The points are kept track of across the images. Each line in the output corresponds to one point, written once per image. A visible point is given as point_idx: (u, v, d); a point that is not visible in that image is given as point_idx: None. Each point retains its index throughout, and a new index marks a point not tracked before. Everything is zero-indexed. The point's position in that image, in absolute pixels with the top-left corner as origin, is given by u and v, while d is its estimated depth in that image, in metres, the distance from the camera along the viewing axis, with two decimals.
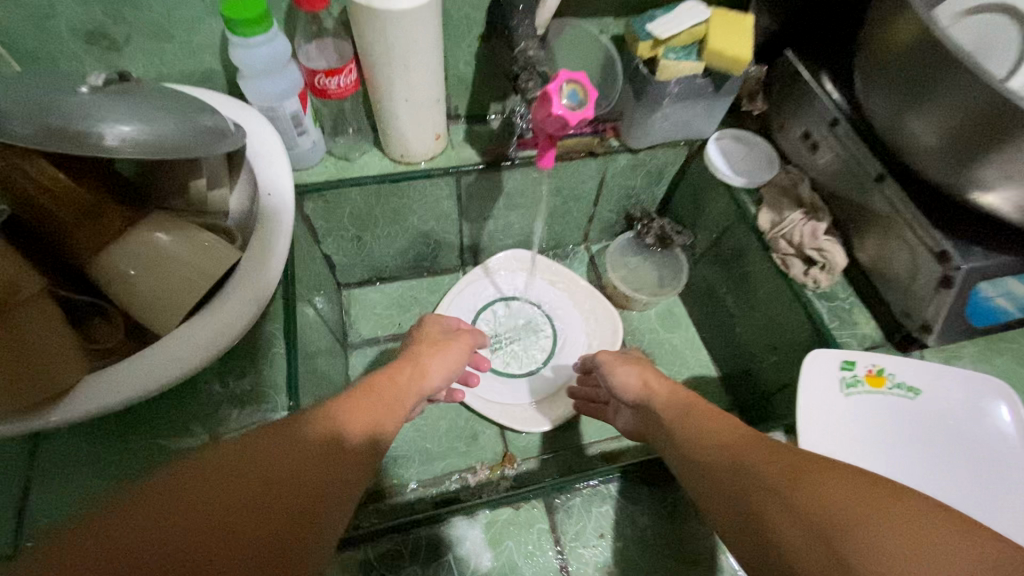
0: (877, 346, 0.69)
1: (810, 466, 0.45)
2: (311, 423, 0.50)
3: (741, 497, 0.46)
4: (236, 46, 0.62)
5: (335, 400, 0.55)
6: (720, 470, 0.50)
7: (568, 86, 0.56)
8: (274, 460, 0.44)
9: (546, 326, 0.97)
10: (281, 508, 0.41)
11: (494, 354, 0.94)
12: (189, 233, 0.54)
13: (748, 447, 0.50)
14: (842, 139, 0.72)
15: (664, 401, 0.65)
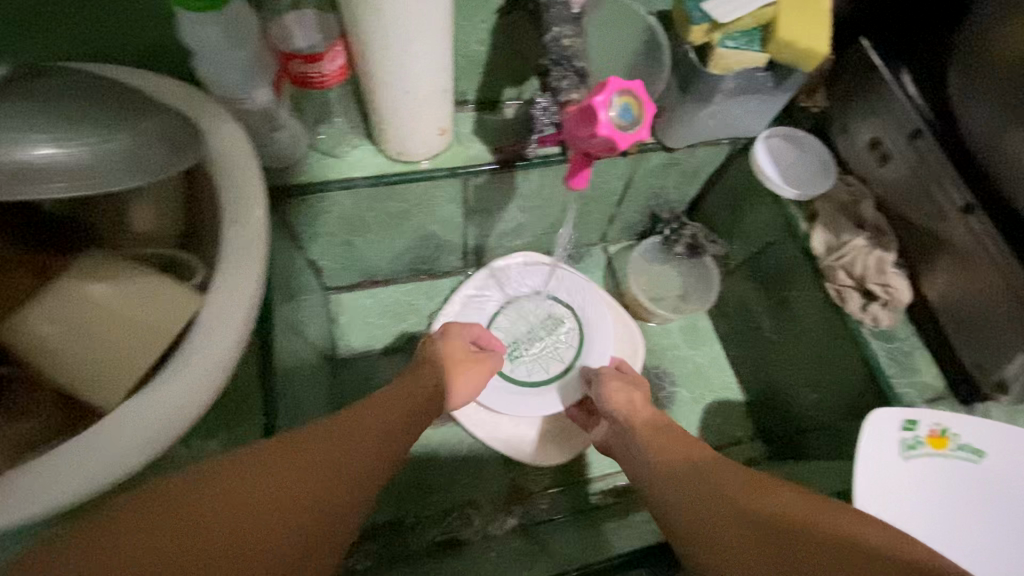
0: (939, 399, 0.61)
1: (765, 479, 0.46)
2: (328, 444, 0.43)
3: (690, 493, 0.48)
4: (187, 23, 0.48)
5: (350, 417, 0.49)
6: (687, 473, 0.50)
7: (619, 98, 0.44)
8: (285, 487, 0.38)
9: (569, 321, 0.86)
10: (283, 561, 0.35)
11: (517, 362, 0.82)
12: (134, 283, 0.45)
13: (723, 463, 0.50)
14: (922, 154, 0.60)
15: (646, 431, 0.60)
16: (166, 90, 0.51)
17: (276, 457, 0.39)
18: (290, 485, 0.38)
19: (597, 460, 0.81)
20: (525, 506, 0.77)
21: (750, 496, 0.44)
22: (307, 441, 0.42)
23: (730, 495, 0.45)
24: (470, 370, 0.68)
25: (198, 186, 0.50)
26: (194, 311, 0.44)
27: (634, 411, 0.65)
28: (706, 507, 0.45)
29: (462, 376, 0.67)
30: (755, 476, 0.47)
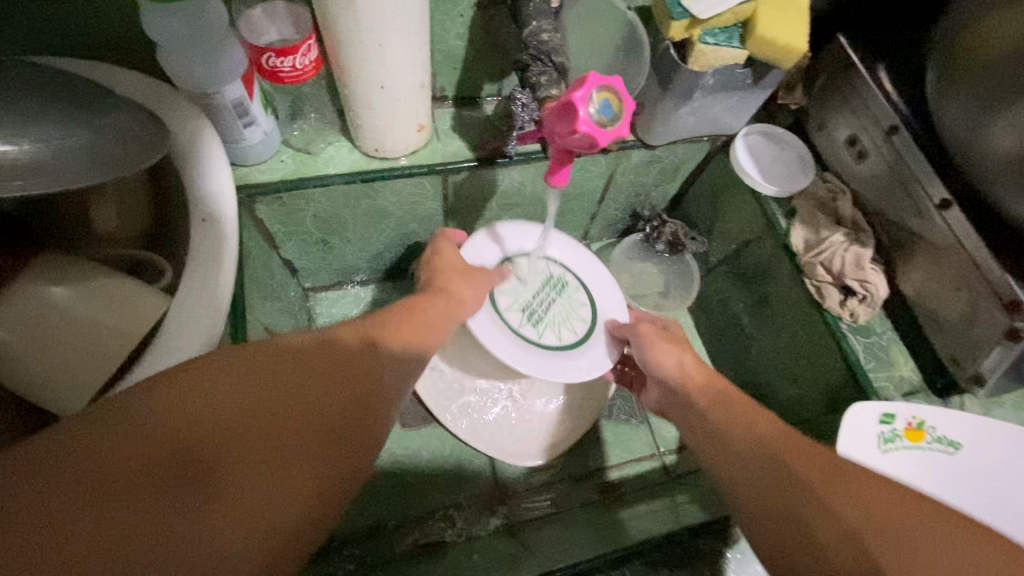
0: (915, 392, 0.62)
1: (845, 464, 0.41)
2: (346, 331, 0.42)
3: (725, 461, 0.46)
4: (151, 15, 0.46)
5: (376, 314, 0.47)
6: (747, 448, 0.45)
7: (599, 95, 0.43)
8: (290, 389, 0.35)
9: (574, 280, 0.71)
10: (289, 464, 0.33)
11: (542, 331, 0.64)
12: (93, 287, 0.43)
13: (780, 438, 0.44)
14: (898, 150, 0.61)
15: (700, 396, 0.53)
16: (127, 84, 0.49)
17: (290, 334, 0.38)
18: (302, 358, 0.37)
19: (581, 458, 0.81)
20: (508, 505, 0.76)
21: (823, 489, 0.39)
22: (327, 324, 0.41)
23: (797, 487, 0.40)
24: (462, 275, 0.59)
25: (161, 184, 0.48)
26: (159, 312, 0.43)
27: (690, 370, 0.57)
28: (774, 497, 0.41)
29: (459, 283, 0.57)
30: (831, 463, 0.41)
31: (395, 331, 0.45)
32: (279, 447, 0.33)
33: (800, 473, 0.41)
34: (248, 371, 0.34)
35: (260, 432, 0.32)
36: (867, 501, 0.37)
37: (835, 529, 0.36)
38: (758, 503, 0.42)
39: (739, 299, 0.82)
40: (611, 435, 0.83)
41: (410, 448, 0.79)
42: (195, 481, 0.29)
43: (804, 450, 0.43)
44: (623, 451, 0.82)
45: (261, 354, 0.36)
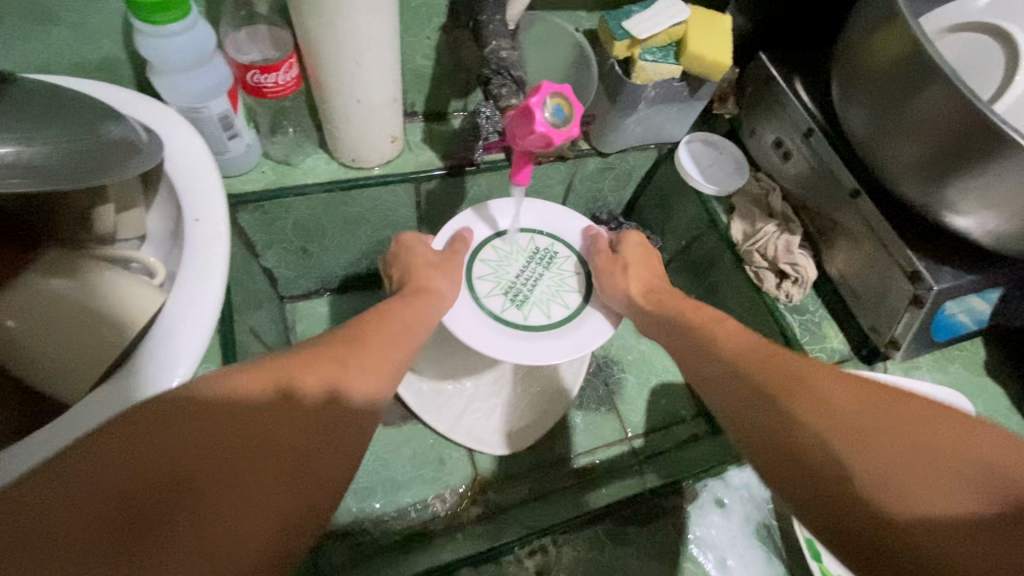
0: (844, 360, 0.70)
1: (854, 399, 0.37)
2: (314, 364, 0.42)
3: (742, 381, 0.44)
4: (142, 34, 0.51)
5: (337, 337, 0.47)
6: (745, 385, 0.43)
7: (552, 100, 0.50)
8: (253, 421, 0.35)
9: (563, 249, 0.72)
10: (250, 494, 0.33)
11: (528, 311, 0.67)
12: (89, 279, 0.47)
13: (759, 356, 0.45)
14: (816, 150, 0.70)
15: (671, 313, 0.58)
16: (120, 100, 0.53)
17: (250, 377, 0.38)
18: (262, 408, 0.36)
19: (556, 446, 0.85)
20: (489, 494, 0.81)
21: (847, 442, 0.35)
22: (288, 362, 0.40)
23: (805, 458, 0.36)
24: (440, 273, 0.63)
25: (158, 193, 0.53)
26: (159, 304, 0.47)
27: (633, 282, 0.64)
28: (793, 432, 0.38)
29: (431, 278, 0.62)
30: (841, 399, 0.38)
31: (356, 364, 0.44)
32: (237, 492, 0.32)
33: (817, 429, 0.37)
34: (205, 420, 0.33)
35: (225, 455, 0.33)
36: (871, 446, 0.34)
37: (845, 457, 0.34)
38: (781, 447, 0.38)
39: (690, 291, 0.90)
40: (583, 423, 0.88)
41: (390, 446, 0.83)
42: (159, 513, 0.29)
43: (808, 388, 0.39)
44: (595, 437, 0.87)
45: (220, 401, 0.35)
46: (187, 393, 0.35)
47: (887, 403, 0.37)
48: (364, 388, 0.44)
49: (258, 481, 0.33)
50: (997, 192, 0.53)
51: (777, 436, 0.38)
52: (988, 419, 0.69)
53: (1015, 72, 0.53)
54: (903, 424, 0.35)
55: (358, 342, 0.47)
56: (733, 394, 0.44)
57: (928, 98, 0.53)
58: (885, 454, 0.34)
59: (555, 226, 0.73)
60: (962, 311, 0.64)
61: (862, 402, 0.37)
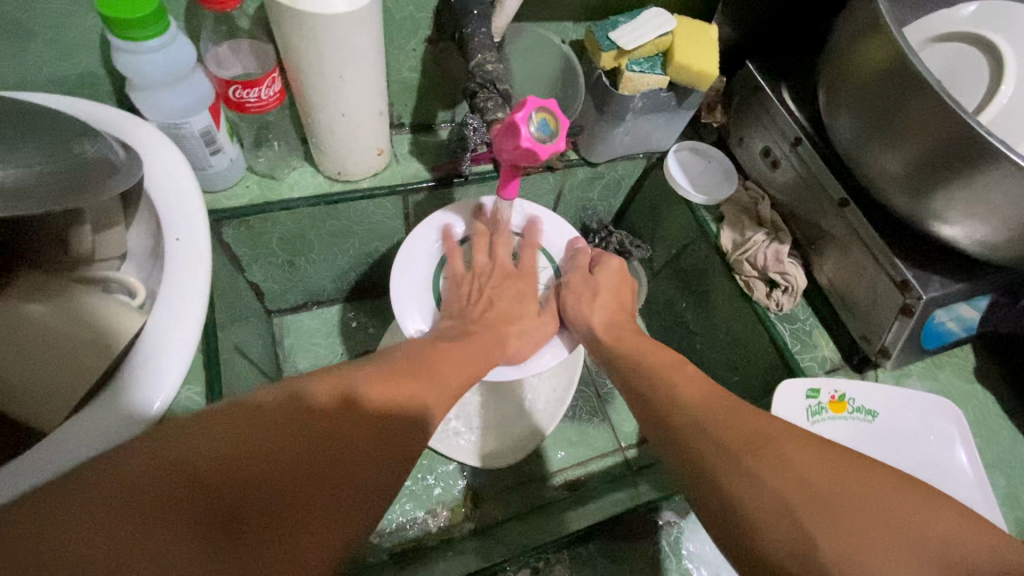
0: (836, 369, 0.70)
1: (820, 467, 0.39)
2: (384, 391, 0.44)
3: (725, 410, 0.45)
4: (119, 51, 0.50)
5: (403, 359, 0.49)
6: (713, 450, 0.42)
7: (537, 115, 0.49)
8: (328, 436, 0.38)
9: (540, 260, 0.69)
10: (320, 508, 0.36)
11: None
12: (67, 302, 0.46)
13: (727, 415, 0.44)
14: (804, 159, 0.70)
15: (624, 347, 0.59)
16: (98, 117, 0.52)
17: (325, 394, 0.41)
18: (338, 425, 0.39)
19: (550, 457, 0.85)
20: (481, 508, 0.80)
21: (814, 513, 0.37)
22: (310, 379, 0.42)
23: (760, 518, 0.38)
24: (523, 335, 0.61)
25: (139, 212, 0.53)
26: (139, 324, 0.46)
27: (602, 312, 0.63)
28: (753, 506, 0.39)
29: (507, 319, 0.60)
30: (808, 467, 0.39)
31: (378, 381, 0.44)
32: (293, 501, 0.35)
33: (784, 500, 0.38)
34: (232, 427, 0.35)
35: (300, 466, 0.36)
36: (826, 511, 0.37)
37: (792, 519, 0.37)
38: (754, 535, 0.38)
39: (681, 299, 0.90)
40: (575, 434, 0.87)
41: None
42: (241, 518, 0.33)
43: (774, 454, 0.40)
44: (587, 449, 0.86)
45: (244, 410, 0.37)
46: (216, 404, 0.37)
47: (847, 468, 0.39)
48: (386, 400, 0.43)
49: (311, 491, 0.36)
50: (983, 203, 0.53)
51: (744, 513, 0.39)
52: (978, 426, 0.69)
53: (1000, 82, 0.53)
54: (860, 490, 0.38)
55: (416, 365, 0.49)
56: (697, 460, 0.43)
57: (913, 109, 0.53)
58: (848, 521, 0.36)
59: (535, 232, 0.69)
60: (951, 319, 0.64)
61: (824, 471, 0.39)
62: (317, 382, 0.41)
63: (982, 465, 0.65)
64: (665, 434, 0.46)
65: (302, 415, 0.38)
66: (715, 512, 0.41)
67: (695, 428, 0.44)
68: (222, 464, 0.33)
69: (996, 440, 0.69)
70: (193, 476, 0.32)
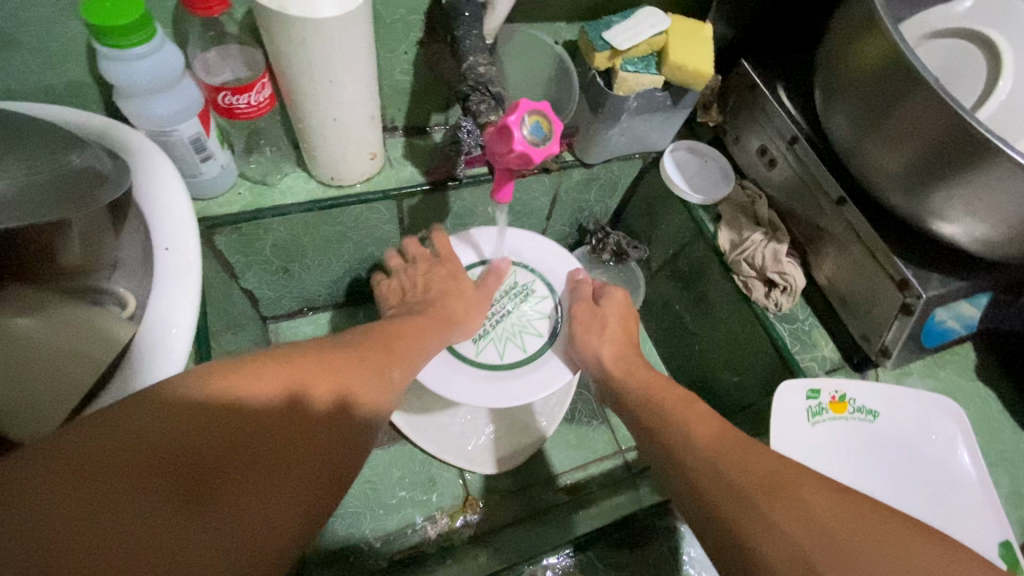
0: (837, 369, 0.69)
1: (836, 510, 0.39)
2: (343, 376, 0.44)
3: (740, 451, 0.45)
4: (106, 59, 0.49)
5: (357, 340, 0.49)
6: (729, 496, 0.42)
7: (531, 118, 0.49)
8: (279, 419, 0.37)
9: (540, 287, 0.73)
10: (271, 488, 0.35)
11: (482, 347, 0.68)
12: (59, 314, 0.46)
13: (744, 459, 0.44)
14: (800, 157, 0.69)
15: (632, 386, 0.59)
16: (85, 126, 0.51)
17: (282, 373, 0.40)
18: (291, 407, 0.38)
19: (550, 461, 0.84)
20: (481, 514, 0.79)
21: (831, 558, 0.36)
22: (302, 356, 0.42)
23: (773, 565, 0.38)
24: (470, 305, 0.66)
25: (128, 221, 0.52)
26: (129, 336, 0.45)
27: (610, 344, 0.64)
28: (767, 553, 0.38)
29: (452, 304, 0.63)
30: (825, 507, 0.39)
31: (364, 366, 0.46)
32: (245, 483, 0.34)
33: (800, 546, 0.37)
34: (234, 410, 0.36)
35: (252, 448, 0.35)
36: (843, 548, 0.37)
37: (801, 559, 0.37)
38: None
39: (679, 300, 0.90)
40: (575, 437, 0.87)
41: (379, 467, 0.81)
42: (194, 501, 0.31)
43: (794, 499, 0.40)
44: (587, 452, 0.86)
45: (243, 390, 0.37)
46: (209, 378, 0.36)
47: (860, 512, 0.39)
48: (360, 393, 0.44)
49: (262, 475, 0.35)
50: (982, 200, 0.53)
51: (756, 558, 0.39)
52: (980, 424, 0.69)
53: (997, 78, 0.52)
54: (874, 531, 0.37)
55: (371, 349, 0.49)
56: (712, 500, 0.43)
57: (912, 104, 0.53)
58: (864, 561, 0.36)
59: (535, 261, 0.74)
60: (952, 317, 0.63)
61: (840, 514, 0.38)
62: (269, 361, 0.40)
63: (984, 462, 0.64)
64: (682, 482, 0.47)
65: (297, 406, 0.39)
66: (725, 552, 0.41)
67: (710, 470, 0.45)
68: (169, 446, 0.32)
69: (998, 438, 0.68)
70: (184, 460, 0.32)
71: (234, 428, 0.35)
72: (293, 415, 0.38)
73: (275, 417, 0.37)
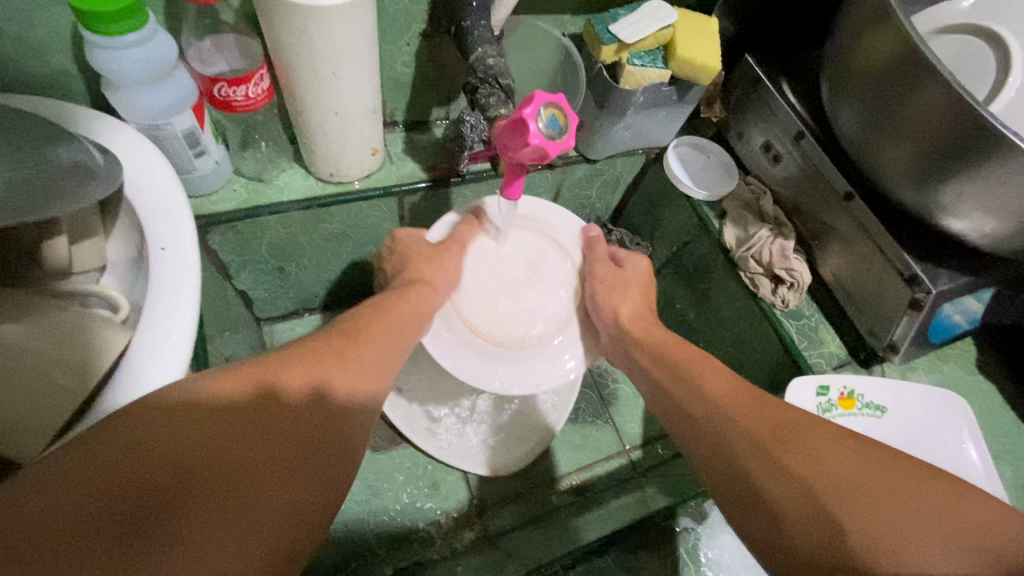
0: (844, 365, 0.69)
1: (863, 466, 0.39)
2: (307, 375, 0.41)
3: (773, 420, 0.45)
4: (93, 46, 0.46)
5: (332, 331, 0.48)
6: (726, 432, 0.46)
7: (546, 110, 0.47)
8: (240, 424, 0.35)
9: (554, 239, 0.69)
10: (242, 492, 0.33)
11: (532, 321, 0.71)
12: (47, 318, 0.43)
13: (761, 414, 0.46)
14: (806, 153, 0.69)
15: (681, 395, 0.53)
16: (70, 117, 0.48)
17: (235, 380, 0.38)
18: (246, 407, 0.36)
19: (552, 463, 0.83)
20: (485, 517, 0.78)
21: (841, 503, 0.37)
22: (291, 362, 0.41)
23: (785, 508, 0.40)
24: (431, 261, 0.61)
25: (120, 218, 0.49)
26: (122, 344, 0.42)
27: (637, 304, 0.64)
28: (734, 488, 0.44)
29: (430, 272, 0.60)
30: (844, 462, 0.40)
31: (348, 368, 0.44)
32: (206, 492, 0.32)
33: (818, 495, 0.38)
34: (216, 417, 0.35)
35: (214, 453, 0.33)
36: (848, 477, 0.39)
37: (803, 499, 0.39)
38: (778, 522, 0.39)
39: (683, 298, 0.89)
40: (579, 437, 0.86)
41: (380, 471, 0.79)
42: (149, 520, 0.30)
43: (808, 452, 0.41)
44: (592, 452, 0.85)
45: (215, 398, 0.36)
46: (191, 386, 0.36)
47: (882, 464, 0.39)
48: (336, 384, 0.43)
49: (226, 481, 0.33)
50: (994, 196, 0.53)
51: (774, 512, 0.40)
52: (983, 418, 0.69)
53: (1006, 74, 0.53)
54: (851, 452, 0.40)
55: (344, 338, 0.47)
56: (732, 458, 0.45)
57: (926, 98, 0.52)
58: (793, 530, 0.38)
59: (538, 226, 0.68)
60: (957, 312, 0.64)
61: (862, 465, 0.39)
62: (218, 369, 0.38)
63: (992, 457, 0.65)
64: (683, 411, 0.52)
65: (275, 407, 0.38)
66: (746, 507, 0.43)
67: (735, 432, 0.46)
68: (114, 469, 0.30)
69: (1001, 431, 0.69)
70: (134, 483, 0.30)
71: (188, 438, 0.33)
72: (283, 424, 0.38)
73: (254, 423, 0.36)
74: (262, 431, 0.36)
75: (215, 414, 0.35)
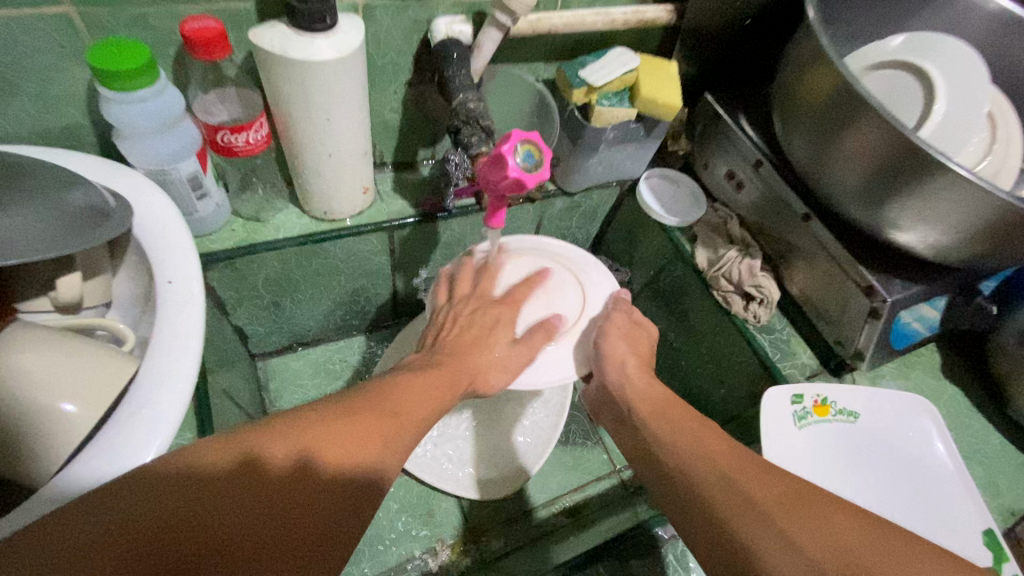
0: (816, 375, 0.73)
1: (850, 527, 0.41)
2: (323, 446, 0.39)
3: (758, 475, 0.47)
4: (109, 101, 0.50)
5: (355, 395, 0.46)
6: (711, 481, 0.48)
7: (523, 146, 0.52)
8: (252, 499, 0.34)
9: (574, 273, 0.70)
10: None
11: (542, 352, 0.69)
12: (58, 343, 0.45)
13: (744, 466, 0.48)
14: (766, 178, 0.75)
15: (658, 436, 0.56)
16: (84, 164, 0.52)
17: (248, 449, 0.36)
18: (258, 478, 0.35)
19: (545, 485, 0.84)
20: (480, 543, 0.78)
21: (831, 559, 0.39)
22: (311, 429, 0.40)
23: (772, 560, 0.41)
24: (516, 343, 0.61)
25: (127, 255, 0.53)
26: (131, 371, 0.45)
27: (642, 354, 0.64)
28: (711, 535, 0.45)
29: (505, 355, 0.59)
30: (834, 520, 0.42)
31: (365, 437, 0.42)
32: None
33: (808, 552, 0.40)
34: (226, 488, 0.34)
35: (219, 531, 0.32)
36: (835, 533, 0.41)
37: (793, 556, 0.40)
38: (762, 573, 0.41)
39: (663, 321, 0.93)
40: (570, 459, 0.87)
41: None
42: None
43: (810, 516, 0.42)
44: (583, 473, 0.86)
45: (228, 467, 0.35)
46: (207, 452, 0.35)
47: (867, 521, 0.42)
48: (356, 456, 0.40)
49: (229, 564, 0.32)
50: (932, 210, 0.58)
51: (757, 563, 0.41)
52: (951, 419, 0.73)
53: (932, 103, 0.59)
54: (839, 509, 0.43)
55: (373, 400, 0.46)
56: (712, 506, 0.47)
57: (869, 127, 0.58)
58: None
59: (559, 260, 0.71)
60: (915, 319, 0.68)
61: (849, 523, 0.41)
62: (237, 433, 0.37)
63: (960, 456, 0.68)
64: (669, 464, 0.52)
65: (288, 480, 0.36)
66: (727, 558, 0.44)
67: (721, 483, 0.47)
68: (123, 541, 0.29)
69: (969, 432, 0.72)
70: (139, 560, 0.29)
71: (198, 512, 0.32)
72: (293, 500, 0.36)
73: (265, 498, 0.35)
74: (232, 496, 0.34)
75: (180, 485, 0.33)
